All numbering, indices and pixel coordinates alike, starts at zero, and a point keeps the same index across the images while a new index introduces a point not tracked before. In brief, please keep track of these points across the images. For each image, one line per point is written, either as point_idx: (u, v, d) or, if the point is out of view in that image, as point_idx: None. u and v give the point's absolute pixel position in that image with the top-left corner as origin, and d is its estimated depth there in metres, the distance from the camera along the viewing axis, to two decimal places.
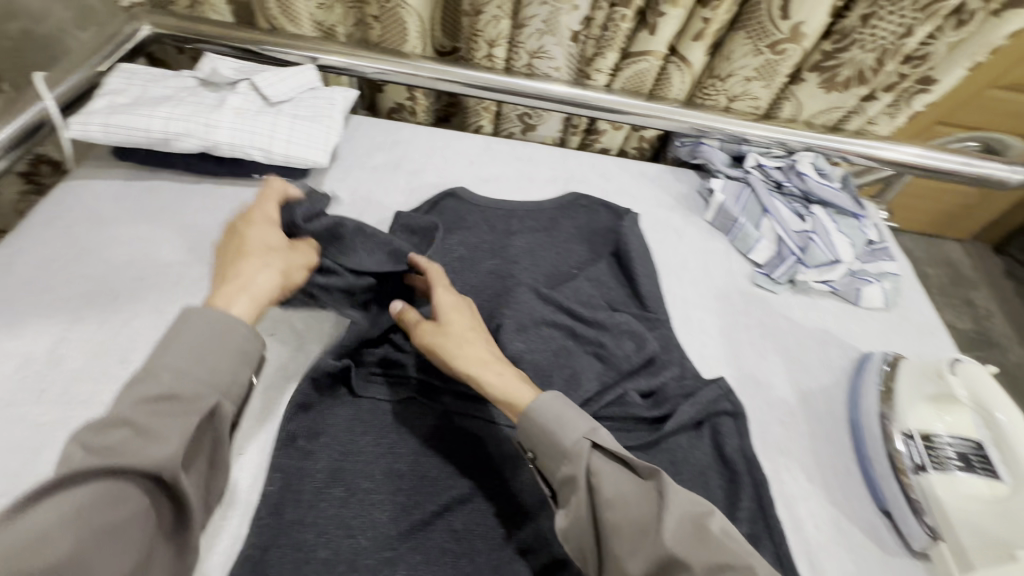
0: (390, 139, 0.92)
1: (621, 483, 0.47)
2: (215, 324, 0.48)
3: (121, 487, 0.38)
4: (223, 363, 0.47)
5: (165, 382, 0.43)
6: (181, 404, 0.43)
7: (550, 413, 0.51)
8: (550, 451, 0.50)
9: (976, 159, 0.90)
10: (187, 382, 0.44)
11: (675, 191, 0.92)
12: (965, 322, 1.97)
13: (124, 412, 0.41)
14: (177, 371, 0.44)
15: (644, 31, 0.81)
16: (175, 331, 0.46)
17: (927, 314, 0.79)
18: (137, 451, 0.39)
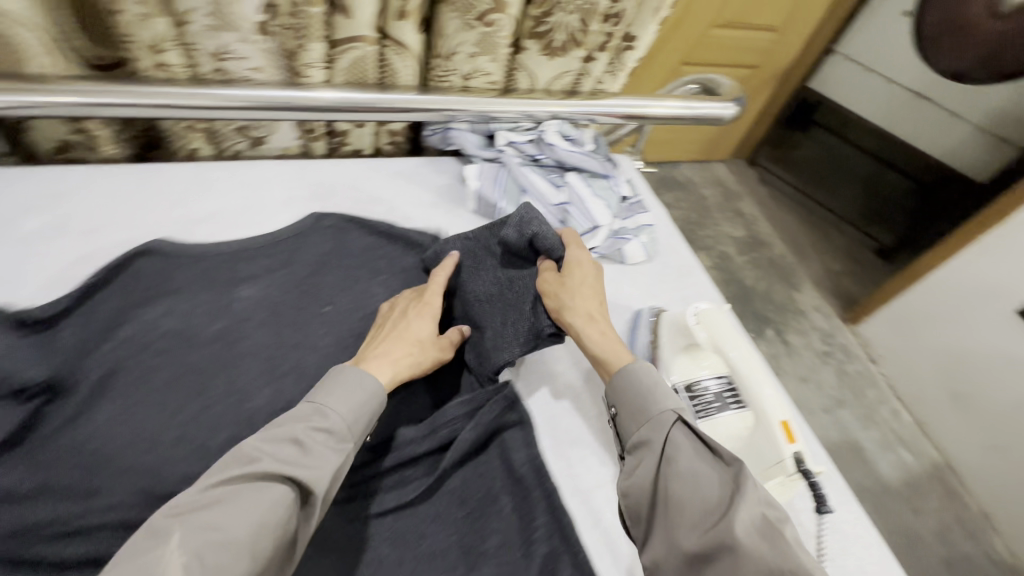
0: (48, 191, 0.69)
1: (702, 470, 0.48)
2: (358, 376, 0.52)
3: (259, 489, 0.42)
4: (364, 404, 0.51)
5: (331, 413, 0.49)
6: (332, 438, 0.48)
7: (642, 382, 0.55)
8: (636, 415, 0.54)
9: (695, 103, 0.98)
10: (330, 416, 0.49)
11: (435, 185, 0.84)
12: (739, 231, 2.25)
13: (294, 430, 0.46)
14: (342, 406, 0.50)
15: (341, 15, 0.70)
16: (329, 381, 0.51)
17: (683, 257, 0.85)
18: (258, 484, 0.43)
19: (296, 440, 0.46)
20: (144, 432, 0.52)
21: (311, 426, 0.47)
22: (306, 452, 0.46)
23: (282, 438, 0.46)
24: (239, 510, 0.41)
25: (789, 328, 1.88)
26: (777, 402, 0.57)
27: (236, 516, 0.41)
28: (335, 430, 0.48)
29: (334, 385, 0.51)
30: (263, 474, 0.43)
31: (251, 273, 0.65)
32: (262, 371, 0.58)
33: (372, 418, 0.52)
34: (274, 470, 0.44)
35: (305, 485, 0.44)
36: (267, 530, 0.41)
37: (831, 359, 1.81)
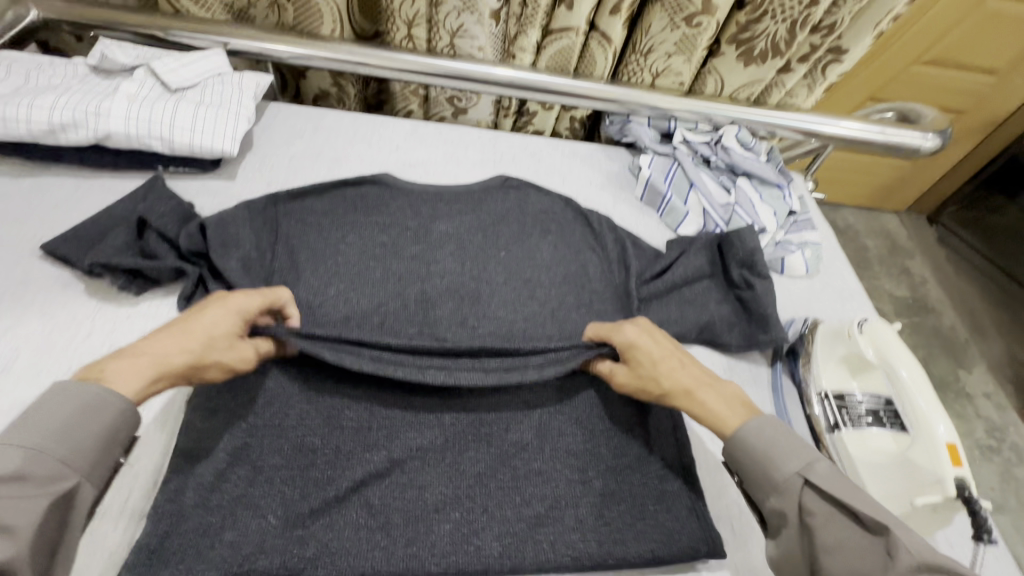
0: (310, 125, 0.88)
1: (847, 534, 0.44)
2: (76, 396, 0.43)
3: (53, 414, 0.42)
4: (81, 426, 0.42)
5: (18, 457, 0.39)
6: (39, 482, 0.40)
7: (762, 441, 0.50)
8: (759, 484, 0.50)
9: (891, 127, 0.93)
10: (30, 460, 0.40)
11: (606, 170, 0.91)
12: (902, 290, 2.09)
13: None
14: (32, 441, 0.40)
15: (563, 7, 0.80)
16: (36, 407, 0.42)
17: (848, 280, 0.82)
18: (27, 425, 0.41)
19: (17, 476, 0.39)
20: (358, 311, 0.64)
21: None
22: (31, 467, 0.40)
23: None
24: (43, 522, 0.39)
25: None
26: (949, 427, 0.53)
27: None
28: (75, 412, 0.42)
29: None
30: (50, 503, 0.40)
31: (448, 212, 0.78)
32: (447, 289, 0.68)
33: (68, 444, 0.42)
34: (24, 480, 0.39)
35: None
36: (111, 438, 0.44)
37: (994, 456, 1.67)
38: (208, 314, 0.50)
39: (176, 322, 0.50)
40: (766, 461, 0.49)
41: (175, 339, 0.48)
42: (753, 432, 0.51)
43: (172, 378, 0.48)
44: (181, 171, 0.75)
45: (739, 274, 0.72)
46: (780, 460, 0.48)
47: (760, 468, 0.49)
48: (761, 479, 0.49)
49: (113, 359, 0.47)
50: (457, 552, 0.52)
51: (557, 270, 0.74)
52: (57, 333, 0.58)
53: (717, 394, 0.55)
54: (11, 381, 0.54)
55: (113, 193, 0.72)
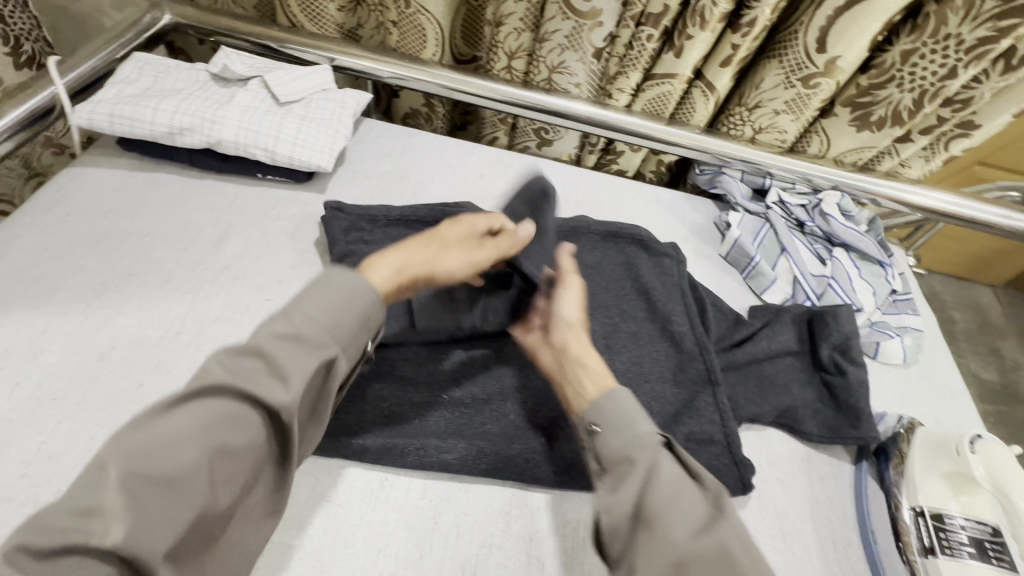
0: (401, 145, 0.89)
1: (683, 478, 0.47)
2: (348, 285, 0.49)
3: (340, 297, 0.48)
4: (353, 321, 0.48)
5: (294, 323, 0.46)
6: (302, 344, 0.45)
7: (627, 402, 0.51)
8: (600, 414, 0.50)
9: (1014, 211, 0.85)
10: (304, 324, 0.46)
11: (689, 221, 0.88)
12: (991, 373, 1.89)
13: (260, 342, 0.44)
14: (306, 316, 0.46)
15: (670, 53, 0.77)
16: (317, 285, 0.49)
17: (950, 376, 0.74)
18: (297, 352, 0.44)
19: (293, 332, 0.45)
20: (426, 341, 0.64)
21: (283, 333, 0.45)
22: (306, 332, 0.45)
23: (281, 335, 0.45)
24: (247, 370, 0.43)
25: None
26: None
27: (332, 299, 0.48)
28: (351, 279, 0.50)
29: (323, 289, 0.48)
30: (246, 386, 0.42)
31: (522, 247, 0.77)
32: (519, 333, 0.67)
33: (361, 317, 0.49)
34: (300, 341, 0.45)
35: (258, 399, 0.42)
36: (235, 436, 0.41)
37: None
38: (450, 228, 0.60)
39: (417, 244, 0.58)
40: (622, 413, 0.50)
41: (407, 256, 0.56)
42: (608, 400, 0.51)
43: (406, 283, 0.55)
44: (277, 180, 0.78)
45: (829, 355, 0.67)
46: (635, 420, 0.50)
47: (612, 410, 0.50)
48: (622, 430, 0.49)
49: (421, 239, 0.59)
50: (570, 455, 0.57)
51: (631, 324, 0.71)
52: (151, 328, 0.61)
53: (451, 263, 0.57)
54: (104, 369, 0.57)
55: (214, 194, 0.76)
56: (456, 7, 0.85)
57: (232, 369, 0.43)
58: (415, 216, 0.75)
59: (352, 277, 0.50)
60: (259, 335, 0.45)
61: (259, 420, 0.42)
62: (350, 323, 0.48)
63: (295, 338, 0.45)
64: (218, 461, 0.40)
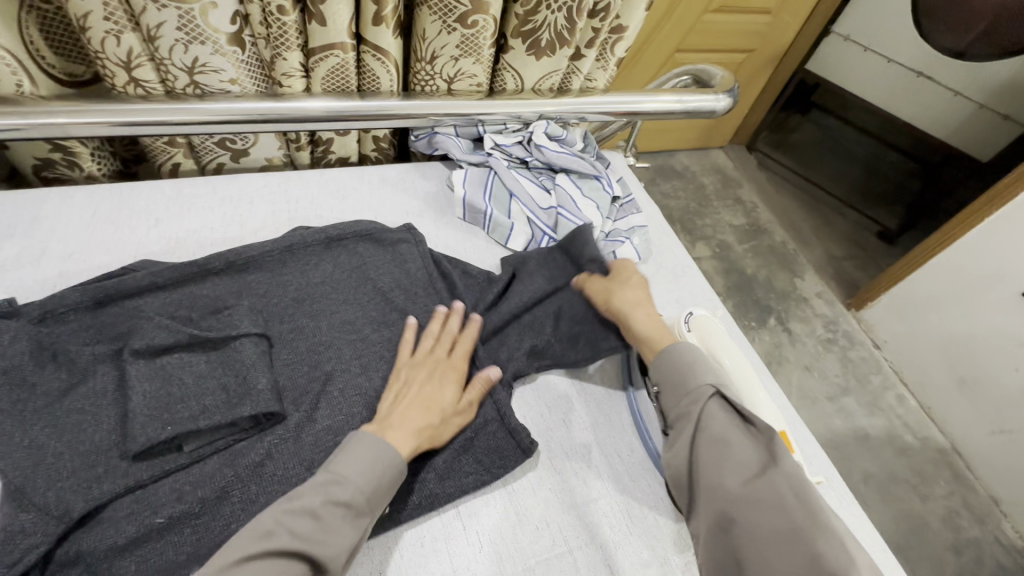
0: (24, 216, 0.67)
1: (738, 432, 0.49)
2: (374, 448, 0.49)
3: (368, 459, 0.48)
4: (391, 475, 0.49)
5: (312, 495, 0.45)
6: (351, 513, 0.46)
7: (685, 357, 0.55)
8: (675, 390, 0.54)
9: (686, 95, 0.96)
10: (349, 485, 0.46)
11: (422, 192, 0.83)
12: (740, 219, 2.29)
13: (276, 518, 0.43)
14: (337, 481, 0.46)
15: (315, 23, 0.68)
16: (347, 448, 0.49)
17: (678, 256, 0.84)
18: (317, 525, 0.44)
19: (330, 495, 0.45)
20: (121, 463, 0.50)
21: (333, 499, 0.45)
22: (352, 498, 0.46)
23: (319, 494, 0.45)
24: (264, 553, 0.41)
25: (792, 315, 1.98)
26: (768, 404, 0.54)
27: (373, 462, 0.48)
28: (376, 442, 0.49)
29: (347, 451, 0.49)
30: (280, 551, 0.41)
31: (226, 289, 0.63)
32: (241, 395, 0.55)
33: (393, 483, 0.49)
34: (350, 501, 0.46)
35: (320, 563, 0.43)
36: (375, 470, 0.48)
37: (834, 346, 1.92)
38: (442, 387, 0.57)
39: (428, 389, 0.56)
40: (689, 362, 0.55)
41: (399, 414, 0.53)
42: (678, 351, 0.56)
43: (422, 446, 0.53)
44: None
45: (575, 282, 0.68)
46: (692, 374, 0.54)
47: (685, 363, 0.55)
48: (680, 390, 0.54)
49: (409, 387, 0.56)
50: None
51: (382, 330, 0.65)
52: None
53: (424, 413, 0.54)
54: None
55: None
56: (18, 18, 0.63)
57: (289, 530, 0.43)
58: (64, 305, 0.56)
59: (370, 437, 0.50)
60: (267, 516, 0.43)
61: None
62: (382, 486, 0.48)
63: (306, 511, 0.44)
64: None
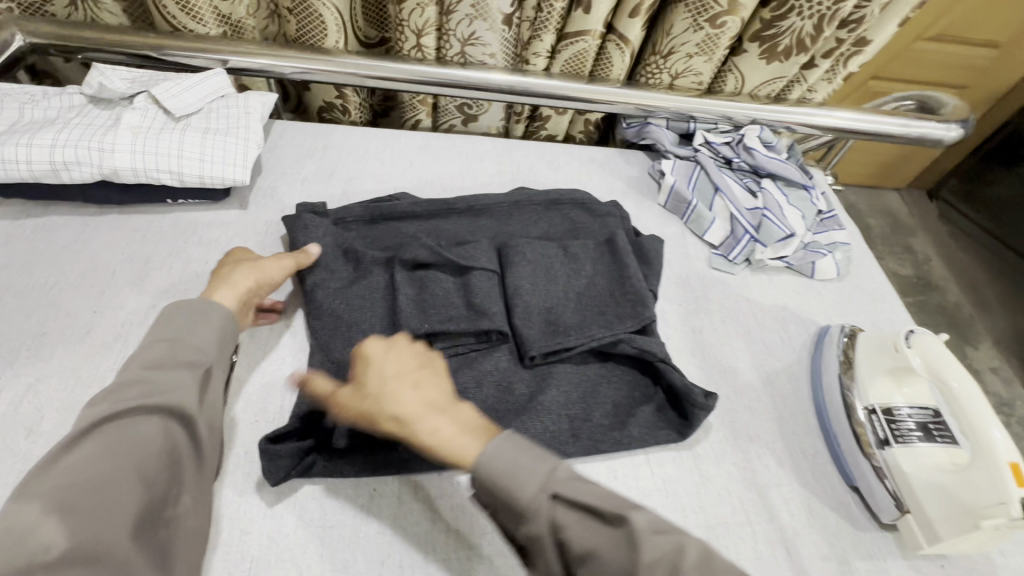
0: (319, 143, 0.84)
1: (597, 535, 0.39)
2: (198, 313, 0.51)
3: (188, 323, 0.50)
4: (219, 334, 0.51)
5: (155, 354, 0.46)
6: (190, 363, 0.47)
7: (503, 462, 0.43)
8: (507, 506, 0.42)
9: (913, 120, 0.92)
10: (192, 350, 0.48)
11: (625, 175, 0.89)
12: (908, 269, 2.08)
13: (136, 372, 0.45)
14: (150, 364, 0.46)
15: (578, 10, 0.77)
16: (172, 314, 0.50)
17: (879, 281, 0.81)
18: (164, 373, 0.45)
19: (181, 351, 0.48)
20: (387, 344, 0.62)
21: (162, 363, 0.46)
22: (198, 358, 0.48)
23: (145, 366, 0.45)
24: (129, 391, 0.44)
25: None
26: (1006, 443, 0.50)
27: (123, 445, 0.41)
28: (118, 428, 0.42)
29: (175, 320, 0.50)
30: (153, 409, 0.43)
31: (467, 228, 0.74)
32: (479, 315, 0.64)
33: (225, 338, 0.51)
34: (168, 363, 0.46)
35: (177, 408, 0.44)
36: (223, 333, 0.51)
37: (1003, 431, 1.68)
38: (268, 265, 0.60)
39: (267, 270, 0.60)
40: (507, 479, 0.42)
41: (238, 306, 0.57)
42: (493, 455, 0.43)
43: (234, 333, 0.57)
44: (191, 203, 0.72)
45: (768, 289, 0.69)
46: (518, 478, 0.42)
47: (503, 485, 0.42)
48: (510, 506, 0.42)
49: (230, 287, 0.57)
50: (552, 428, 0.58)
51: None
52: (81, 388, 0.55)
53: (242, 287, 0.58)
54: (35, 445, 0.51)
55: (121, 229, 0.69)
56: None
57: (115, 399, 0.43)
58: (352, 216, 0.71)
59: (185, 305, 0.51)
60: (131, 369, 0.45)
61: (180, 435, 0.44)
62: (219, 338, 0.51)
63: (160, 363, 0.46)
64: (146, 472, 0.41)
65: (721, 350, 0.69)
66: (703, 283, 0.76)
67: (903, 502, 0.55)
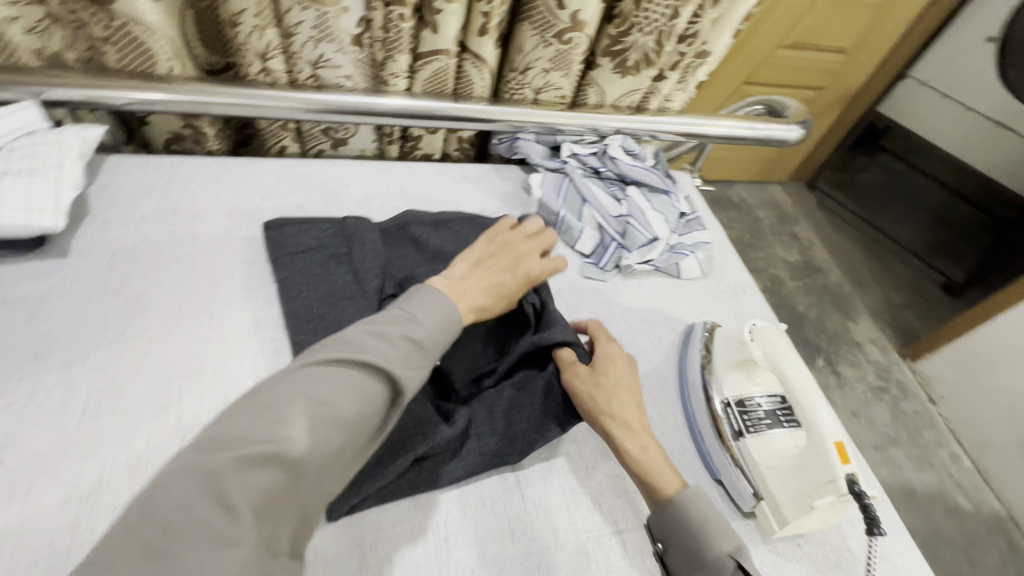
0: (162, 178, 0.77)
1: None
2: (429, 298, 0.55)
3: (432, 307, 0.54)
4: (442, 323, 0.54)
5: (364, 336, 0.49)
6: (421, 351, 0.51)
7: (697, 514, 0.51)
8: (688, 558, 0.50)
9: (760, 123, 0.99)
10: (416, 327, 0.52)
11: (499, 191, 0.89)
12: (794, 255, 2.25)
13: (352, 334, 0.49)
14: (376, 336, 0.50)
15: (428, 30, 0.76)
16: (409, 300, 0.55)
17: (740, 275, 0.86)
18: (368, 348, 0.48)
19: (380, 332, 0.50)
20: None
21: (383, 334, 0.50)
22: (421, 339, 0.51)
23: (362, 331, 0.50)
24: (344, 346, 0.48)
25: (842, 358, 1.93)
26: (832, 421, 0.54)
27: (333, 399, 0.44)
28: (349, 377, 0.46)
29: (414, 302, 0.54)
30: (331, 367, 0.46)
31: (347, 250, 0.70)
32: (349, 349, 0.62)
33: (450, 337, 0.55)
34: (415, 346, 0.51)
35: (379, 380, 0.47)
36: (447, 330, 0.54)
37: (884, 394, 1.85)
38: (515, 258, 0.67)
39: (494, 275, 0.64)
40: (700, 532, 0.50)
41: (504, 279, 0.64)
42: (690, 503, 0.51)
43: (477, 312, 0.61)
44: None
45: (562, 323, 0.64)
46: (710, 532, 0.50)
47: (697, 533, 0.50)
48: (691, 555, 0.49)
49: (498, 261, 0.65)
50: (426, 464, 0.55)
51: None
52: None
53: (489, 276, 0.63)
54: None
55: None
56: (179, 12, 0.74)
57: (359, 343, 0.49)
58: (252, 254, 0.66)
59: (419, 298, 0.55)
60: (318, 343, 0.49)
61: (373, 405, 0.47)
62: (444, 333, 0.54)
63: (361, 339, 0.49)
64: (329, 435, 0.43)
65: None
66: (576, 294, 0.77)
67: (757, 488, 0.58)
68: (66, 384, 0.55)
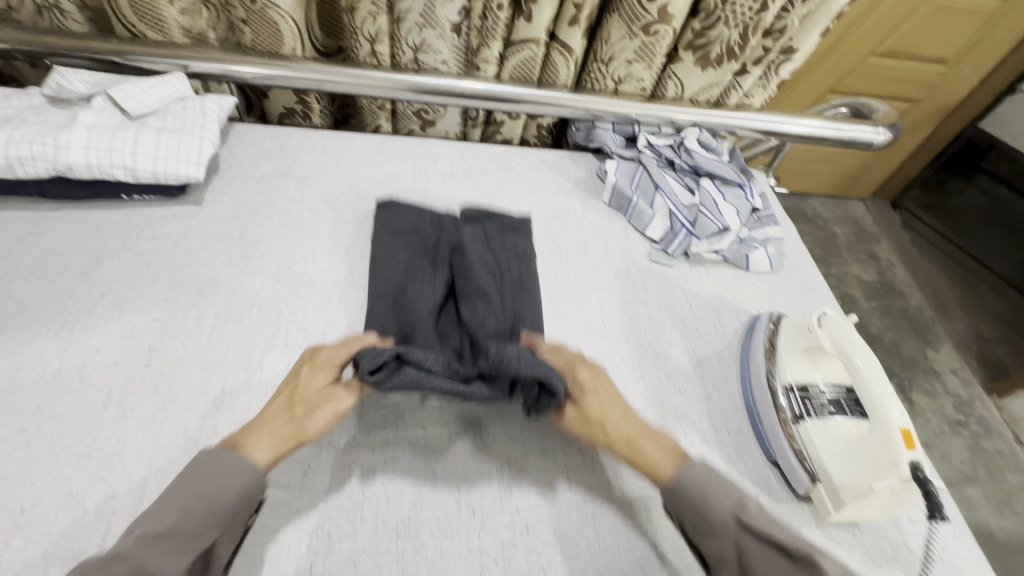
0: (278, 145, 0.87)
1: (781, 567, 0.47)
2: (216, 463, 0.48)
3: (210, 479, 0.47)
4: (225, 494, 0.46)
5: (171, 513, 0.44)
6: (180, 538, 0.44)
7: (698, 476, 0.53)
8: (697, 518, 0.51)
9: (844, 123, 0.97)
10: (173, 513, 0.44)
11: (574, 176, 0.93)
12: (871, 275, 2.14)
13: (126, 546, 0.42)
14: (182, 505, 0.45)
15: (522, 19, 0.82)
16: (214, 466, 0.47)
17: (811, 273, 0.85)
18: (159, 543, 0.43)
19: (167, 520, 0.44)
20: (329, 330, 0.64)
21: (154, 531, 0.43)
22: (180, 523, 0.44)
23: (162, 503, 0.45)
24: (192, 488, 0.46)
25: (918, 387, 1.81)
26: (900, 411, 0.54)
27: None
28: (222, 464, 0.48)
29: (198, 474, 0.47)
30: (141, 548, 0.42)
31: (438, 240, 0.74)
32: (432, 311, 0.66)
33: (236, 504, 0.47)
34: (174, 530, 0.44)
35: None
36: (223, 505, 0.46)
37: (963, 429, 1.72)
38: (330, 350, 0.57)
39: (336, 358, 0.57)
40: (703, 492, 0.52)
41: (279, 408, 0.52)
42: (688, 473, 0.53)
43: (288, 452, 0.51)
44: (147, 199, 0.75)
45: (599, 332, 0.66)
46: (712, 495, 0.51)
47: (703, 498, 0.51)
48: (699, 512, 0.51)
49: (303, 374, 0.55)
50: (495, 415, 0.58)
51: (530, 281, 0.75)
52: (24, 372, 0.57)
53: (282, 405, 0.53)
54: None
55: (77, 223, 0.71)
56: None
57: (201, 497, 0.46)
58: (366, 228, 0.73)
59: (217, 461, 0.48)
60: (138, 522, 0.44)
61: None
62: (223, 503, 0.46)
63: (161, 521, 0.44)
64: None
65: (656, 335, 0.73)
66: (643, 277, 0.80)
67: (814, 473, 0.58)
68: (198, 308, 0.65)
